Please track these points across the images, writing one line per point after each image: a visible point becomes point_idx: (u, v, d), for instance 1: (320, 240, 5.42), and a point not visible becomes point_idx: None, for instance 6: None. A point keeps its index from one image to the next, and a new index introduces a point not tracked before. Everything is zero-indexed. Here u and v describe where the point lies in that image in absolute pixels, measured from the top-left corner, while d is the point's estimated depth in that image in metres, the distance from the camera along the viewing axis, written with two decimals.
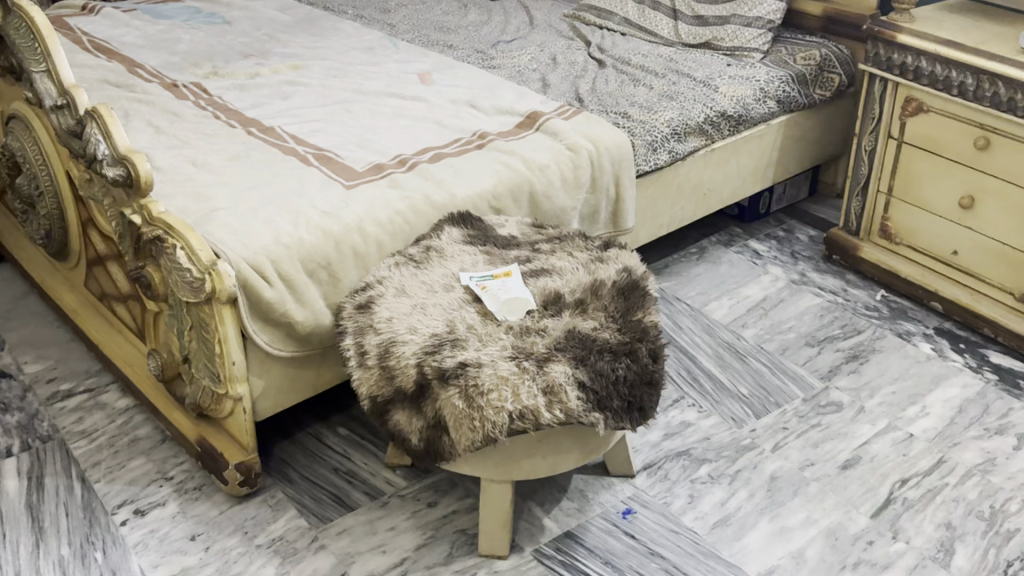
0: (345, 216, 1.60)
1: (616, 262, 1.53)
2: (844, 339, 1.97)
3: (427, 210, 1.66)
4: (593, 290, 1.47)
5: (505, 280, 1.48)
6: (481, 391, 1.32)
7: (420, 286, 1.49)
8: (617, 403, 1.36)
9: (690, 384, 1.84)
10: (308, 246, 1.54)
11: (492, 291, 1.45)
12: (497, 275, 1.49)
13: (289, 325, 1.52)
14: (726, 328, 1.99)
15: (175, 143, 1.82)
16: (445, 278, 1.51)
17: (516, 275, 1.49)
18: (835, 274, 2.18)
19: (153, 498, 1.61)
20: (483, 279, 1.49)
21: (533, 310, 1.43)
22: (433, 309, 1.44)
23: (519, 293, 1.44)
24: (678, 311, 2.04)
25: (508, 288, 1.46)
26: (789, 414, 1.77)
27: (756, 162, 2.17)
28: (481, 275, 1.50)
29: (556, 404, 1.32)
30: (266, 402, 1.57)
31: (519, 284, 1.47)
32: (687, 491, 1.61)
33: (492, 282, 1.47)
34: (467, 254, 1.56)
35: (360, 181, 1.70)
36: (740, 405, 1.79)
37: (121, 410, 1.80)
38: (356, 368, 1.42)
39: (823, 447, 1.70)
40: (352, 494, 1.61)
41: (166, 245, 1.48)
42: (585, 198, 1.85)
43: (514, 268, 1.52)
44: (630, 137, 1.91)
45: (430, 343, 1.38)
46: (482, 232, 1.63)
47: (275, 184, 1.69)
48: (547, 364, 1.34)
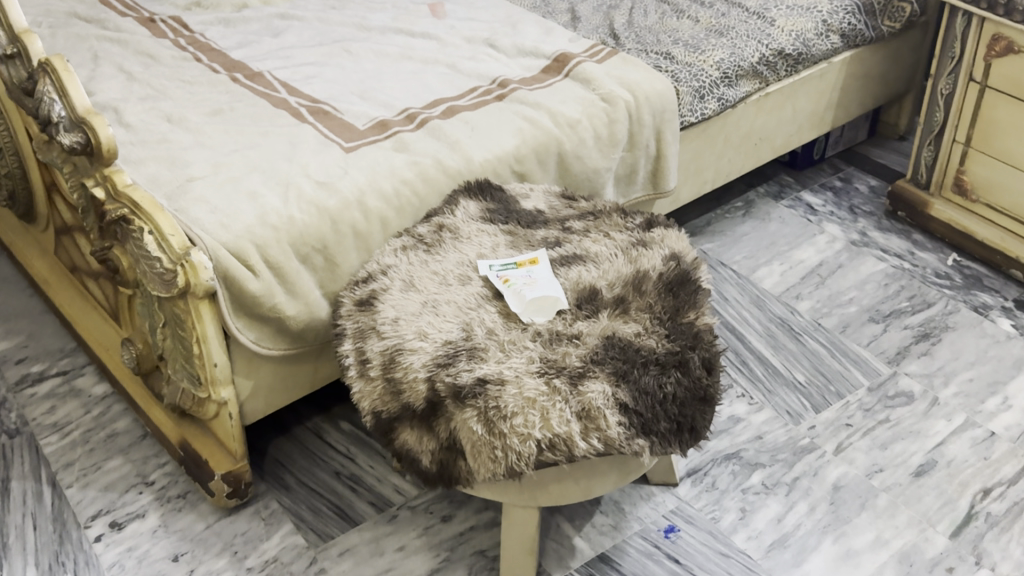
0: (344, 189, 1.37)
1: (661, 247, 1.30)
2: (912, 314, 1.74)
3: (438, 178, 1.43)
4: (635, 284, 1.24)
5: (530, 273, 1.26)
6: (504, 416, 1.11)
7: (431, 278, 1.26)
8: (665, 426, 1.14)
9: (739, 369, 1.63)
10: (301, 226, 1.32)
11: (515, 287, 1.22)
12: (519, 266, 1.27)
13: (279, 321, 1.30)
14: (778, 301, 1.77)
15: (149, 93, 1.58)
16: (459, 269, 1.28)
17: (542, 267, 1.27)
18: (899, 233, 1.94)
19: (132, 508, 1.42)
20: (503, 271, 1.26)
21: (565, 312, 1.21)
22: (447, 309, 1.22)
23: (548, 290, 1.22)
24: (724, 279, 1.82)
25: (534, 283, 1.23)
26: (852, 407, 1.56)
27: (814, 105, 1.91)
28: (502, 264, 1.28)
29: (593, 432, 1.10)
30: (255, 404, 1.37)
31: (548, 278, 1.25)
32: (738, 504, 1.41)
33: (515, 275, 1.25)
34: (486, 236, 1.34)
35: (360, 143, 1.47)
36: (796, 396, 1.58)
37: (98, 399, 1.60)
38: (355, 378, 1.20)
39: (893, 449, 1.49)
40: (355, 505, 1.41)
41: (133, 227, 1.27)
42: (621, 157, 1.60)
43: (543, 256, 1.29)
44: (674, 83, 1.65)
45: (443, 353, 1.17)
46: (503, 206, 1.39)
47: (263, 146, 1.46)
48: (582, 383, 1.12)
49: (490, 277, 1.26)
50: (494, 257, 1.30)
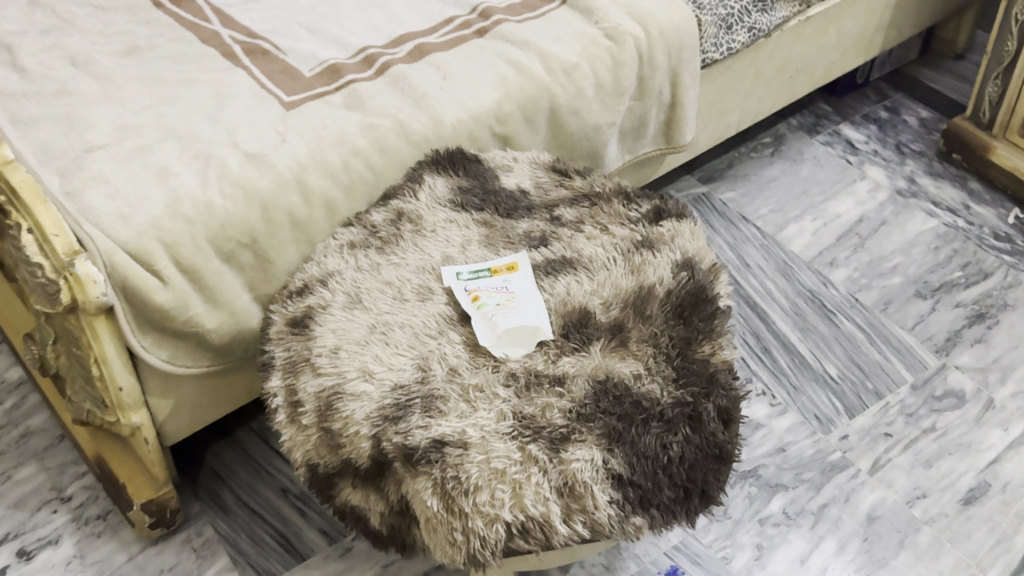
0: (279, 164, 1.10)
1: (672, 250, 1.04)
2: (965, 289, 1.49)
3: (398, 147, 1.16)
4: (637, 305, 0.98)
5: (506, 289, 1.00)
6: (465, 490, 0.87)
7: (382, 292, 1.01)
8: (669, 494, 0.91)
9: (759, 359, 1.39)
10: (223, 217, 1.06)
11: (487, 312, 0.97)
12: (492, 277, 1.02)
13: (198, 335, 1.06)
14: (808, 268, 1.52)
15: (53, 25, 1.29)
16: (418, 278, 1.02)
17: (520, 277, 1.01)
18: (953, 180, 1.67)
19: (44, 532, 1.22)
20: (472, 284, 1.01)
21: (546, 345, 0.96)
22: (399, 337, 0.97)
23: (528, 316, 0.97)
24: (744, 239, 1.56)
25: (511, 304, 0.98)
26: (892, 411, 1.33)
27: (863, 27, 1.60)
28: (471, 272, 1.02)
29: (578, 514, 0.87)
30: (178, 422, 1.14)
31: (529, 297, 0.99)
32: (754, 539, 1.19)
33: (487, 292, 1.00)
34: (454, 229, 1.08)
35: (304, 96, 1.19)
36: (826, 395, 1.35)
37: (12, 388, 1.38)
38: (285, 423, 0.97)
39: (939, 468, 1.26)
40: (304, 535, 1.21)
41: (9, 222, 0.99)
42: (628, 107, 1.32)
43: (523, 260, 1.04)
44: (697, 11, 1.34)
45: (392, 401, 0.92)
46: (479, 184, 1.13)
47: (184, 100, 1.18)
48: (565, 449, 0.89)
49: (456, 292, 1.00)
50: (462, 261, 1.04)
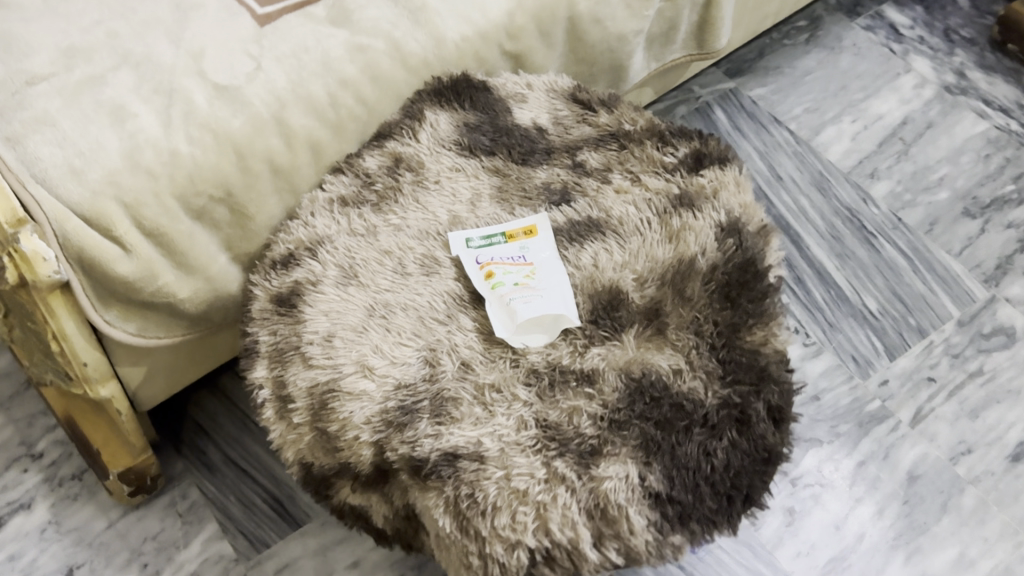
0: (253, 100, 0.93)
1: (715, 207, 0.90)
2: (1018, 207, 1.36)
3: (392, 75, 0.99)
4: (675, 283, 0.85)
5: (524, 265, 0.87)
6: (480, 512, 0.75)
7: (380, 265, 0.87)
8: (712, 503, 0.79)
9: (793, 291, 1.27)
10: (191, 166, 0.90)
11: (506, 297, 0.84)
12: (508, 245, 0.89)
13: (169, 305, 0.93)
14: (846, 181, 1.39)
15: None
16: (421, 245, 0.89)
17: (539, 246, 0.89)
18: (1006, 75, 1.52)
19: (14, 495, 1.12)
20: (485, 257, 0.87)
21: (571, 333, 0.83)
22: (402, 322, 0.84)
23: (552, 301, 0.84)
24: (776, 145, 1.43)
25: (533, 286, 0.85)
26: (936, 352, 1.23)
27: None
28: (484, 239, 0.89)
29: (610, 540, 0.77)
30: (153, 387, 1.03)
31: (551, 274, 0.86)
32: (785, 502, 1.10)
33: (503, 270, 0.86)
34: (461, 179, 0.93)
35: (280, 10, 1.01)
36: (865, 334, 1.24)
37: None
38: (273, 420, 0.85)
39: (986, 420, 1.17)
40: (298, 498, 1.12)
41: None
42: (659, 10, 1.13)
43: (543, 224, 0.90)
44: None
45: (396, 403, 0.80)
46: (488, 121, 0.98)
47: (141, 13, 0.99)
48: (597, 464, 0.77)
49: (467, 265, 0.87)
50: (472, 225, 0.90)
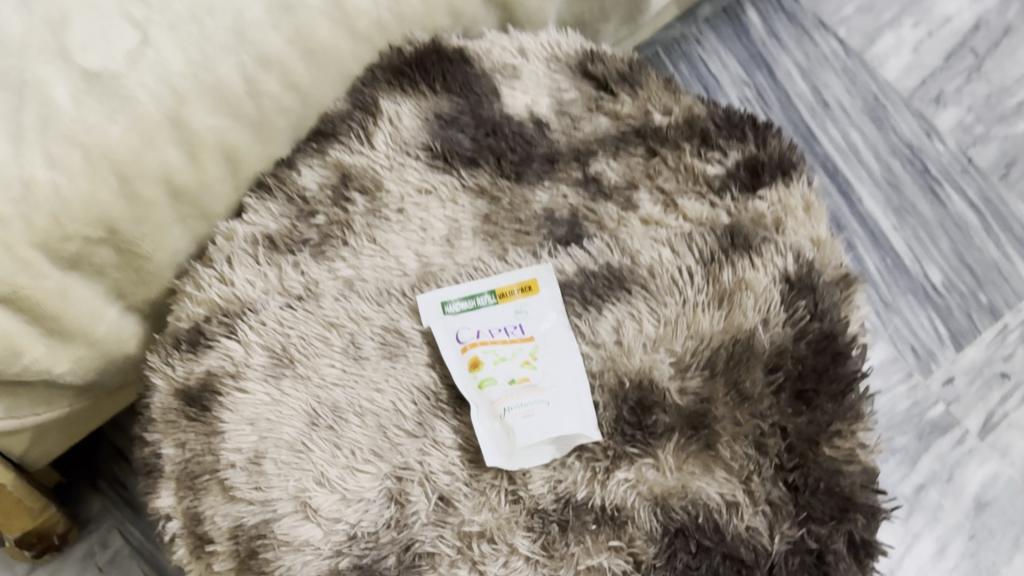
0: (140, 96, 0.60)
1: (778, 249, 0.66)
2: None
3: (338, 45, 0.69)
4: (728, 374, 0.63)
5: (521, 348, 0.65)
6: None
7: (324, 347, 0.64)
8: None
9: None
10: (53, 200, 0.58)
11: (499, 405, 0.63)
12: (498, 311, 0.66)
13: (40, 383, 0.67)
14: (907, 107, 1.13)
15: None
16: (381, 317, 0.65)
17: (540, 311, 0.66)
18: None
19: None
20: (467, 334, 0.65)
21: (588, 451, 0.62)
22: (357, 435, 0.62)
23: (561, 410, 0.62)
24: (822, 57, 1.15)
25: (535, 386, 0.64)
26: (1011, 339, 1.02)
27: None
28: (465, 300, 0.66)
29: None
30: (44, 446, 0.78)
31: (558, 361, 0.64)
32: None
33: (494, 357, 0.64)
34: (433, 206, 0.69)
35: None
36: (927, 316, 1.03)
37: None
38: (188, 560, 0.63)
39: None
40: None
41: None
42: None
43: (546, 279, 0.67)
44: None
45: (348, 560, 0.59)
46: (469, 112, 0.73)
47: None
48: None
49: (443, 345, 0.64)
50: (450, 285, 0.67)
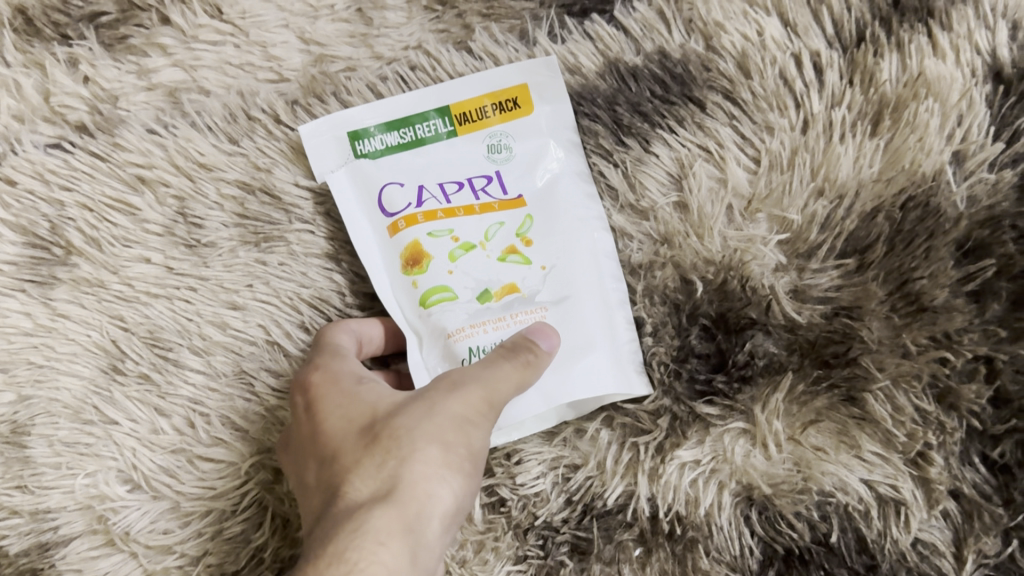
0: None
1: (978, 16, 0.34)
2: None
3: None
4: (891, 264, 0.33)
5: (502, 221, 0.34)
6: None
7: (130, 227, 0.34)
8: None
9: None
10: None
11: (463, 343, 0.33)
12: (456, 146, 0.35)
13: None
14: None
15: None
16: (236, 168, 0.35)
17: (532, 152, 0.35)
18: None
19: None
20: (399, 195, 0.34)
21: (627, 416, 0.34)
22: (197, 393, 0.33)
23: (574, 356, 0.34)
24: None
25: (527, 303, 0.34)
26: None
27: None
28: (393, 126, 0.35)
29: None
30: None
31: (569, 254, 0.35)
32: None
33: (451, 242, 0.34)
34: None
35: None
36: None
37: None
38: None
39: None
40: None
41: None
42: None
43: (545, 83, 0.36)
44: None
45: None
46: None
47: None
48: None
49: (353, 219, 0.34)
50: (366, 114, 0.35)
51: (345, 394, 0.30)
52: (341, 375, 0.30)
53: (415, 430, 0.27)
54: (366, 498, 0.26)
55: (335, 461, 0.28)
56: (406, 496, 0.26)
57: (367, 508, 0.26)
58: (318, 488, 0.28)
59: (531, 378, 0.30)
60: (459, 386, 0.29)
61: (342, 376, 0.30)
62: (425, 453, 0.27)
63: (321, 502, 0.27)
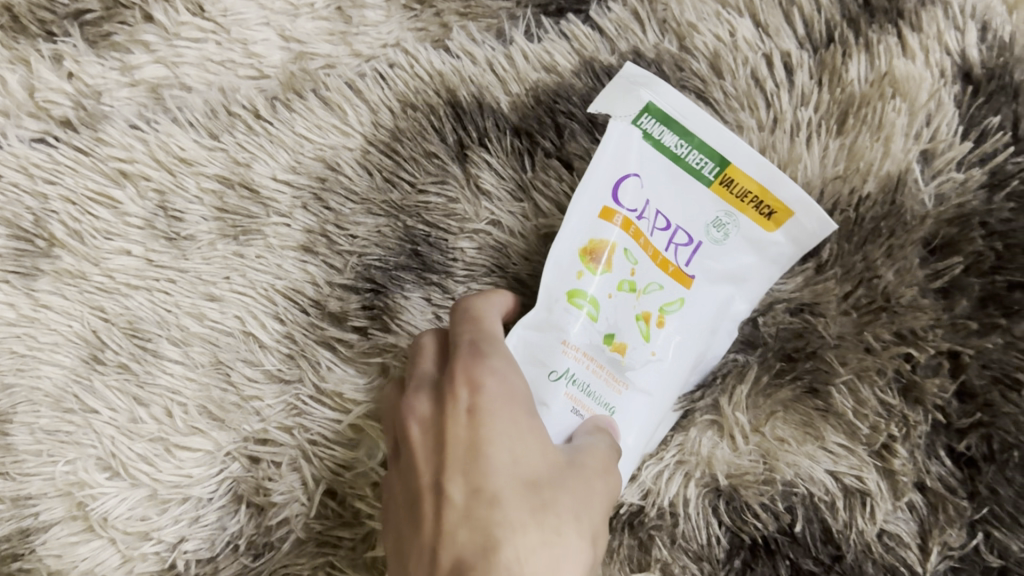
0: None
1: (948, 17, 0.35)
2: None
3: None
4: (850, 261, 0.34)
5: (661, 285, 0.32)
6: None
7: (112, 220, 0.35)
8: None
9: None
10: None
11: (568, 359, 0.30)
12: (700, 193, 0.32)
13: None
14: None
15: None
16: (216, 163, 0.35)
17: (735, 263, 0.33)
18: None
19: None
20: (632, 192, 0.32)
21: None
22: (175, 383, 0.34)
23: (632, 429, 0.31)
24: None
25: (623, 371, 0.31)
26: None
27: None
28: (692, 142, 0.32)
29: None
30: None
31: (689, 346, 0.32)
32: None
33: (627, 271, 0.32)
34: None
35: None
36: None
37: None
38: None
39: None
40: None
41: None
42: None
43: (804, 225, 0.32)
44: None
45: None
46: None
47: None
48: None
49: (591, 184, 0.32)
50: (343, 112, 0.36)
51: (502, 378, 0.28)
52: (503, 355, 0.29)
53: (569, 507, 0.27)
54: (523, 517, 0.27)
55: (496, 507, 0.27)
56: (562, 534, 0.27)
57: (526, 533, 0.26)
58: (454, 467, 0.28)
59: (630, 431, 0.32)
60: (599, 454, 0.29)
61: (495, 356, 0.29)
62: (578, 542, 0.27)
63: (462, 492, 0.28)
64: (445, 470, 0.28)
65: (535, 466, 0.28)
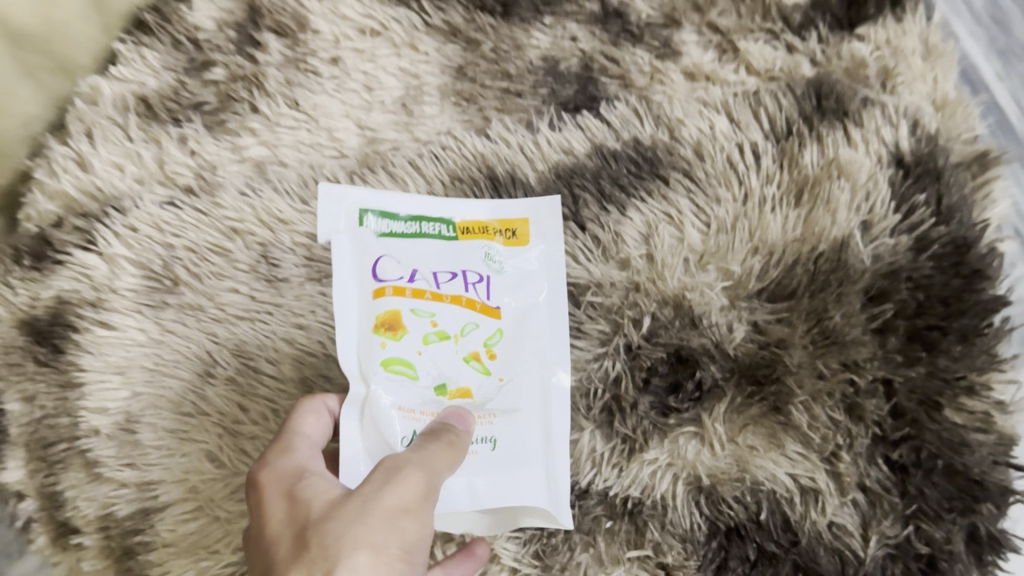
0: None
1: (884, 116, 0.46)
2: None
3: None
4: (808, 307, 0.43)
5: (476, 323, 0.40)
6: None
7: (223, 265, 0.44)
8: None
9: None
10: None
11: (409, 421, 0.37)
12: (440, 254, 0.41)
13: None
14: None
15: None
16: (307, 223, 0.45)
17: (514, 277, 0.42)
18: None
19: None
20: (392, 268, 0.40)
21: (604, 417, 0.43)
22: (272, 393, 0.42)
23: (515, 444, 0.39)
24: None
25: (480, 407, 0.39)
26: None
27: None
28: (421, 219, 0.42)
29: None
30: None
31: (521, 364, 0.41)
32: None
33: (428, 326, 0.39)
34: (385, 50, 0.49)
35: None
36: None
37: None
38: None
39: None
40: None
41: None
42: None
43: (545, 224, 0.43)
44: None
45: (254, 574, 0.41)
46: None
47: None
48: None
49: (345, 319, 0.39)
50: (405, 183, 0.46)
51: (276, 466, 0.32)
52: (285, 450, 0.34)
53: (346, 533, 0.28)
54: (295, 559, 0.28)
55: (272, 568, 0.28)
56: (328, 553, 0.28)
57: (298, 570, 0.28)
58: (255, 548, 0.30)
59: (455, 455, 0.34)
60: (394, 479, 0.31)
61: (274, 453, 0.33)
62: (358, 556, 0.28)
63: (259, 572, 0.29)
64: (252, 559, 0.30)
65: (308, 512, 0.30)
